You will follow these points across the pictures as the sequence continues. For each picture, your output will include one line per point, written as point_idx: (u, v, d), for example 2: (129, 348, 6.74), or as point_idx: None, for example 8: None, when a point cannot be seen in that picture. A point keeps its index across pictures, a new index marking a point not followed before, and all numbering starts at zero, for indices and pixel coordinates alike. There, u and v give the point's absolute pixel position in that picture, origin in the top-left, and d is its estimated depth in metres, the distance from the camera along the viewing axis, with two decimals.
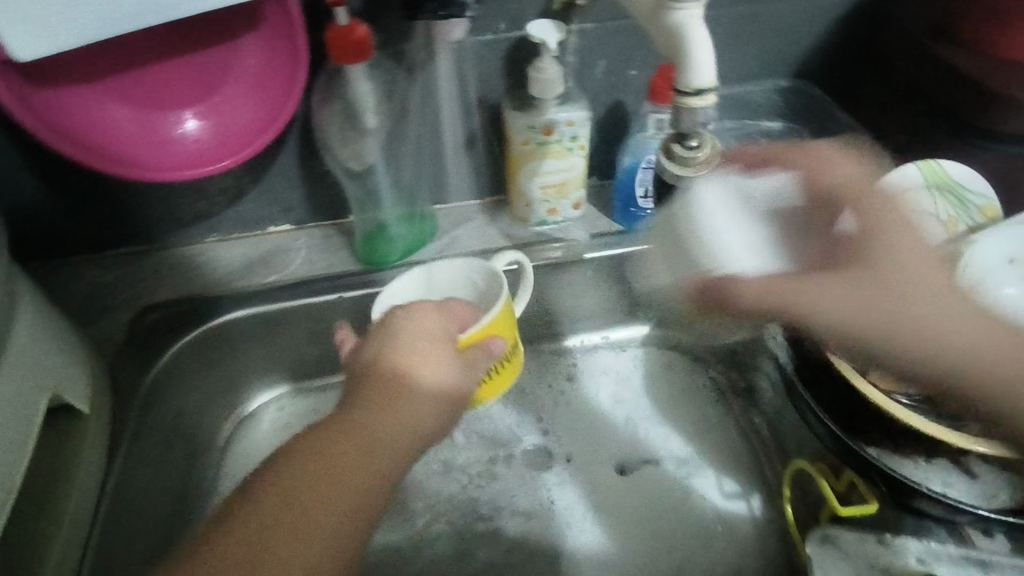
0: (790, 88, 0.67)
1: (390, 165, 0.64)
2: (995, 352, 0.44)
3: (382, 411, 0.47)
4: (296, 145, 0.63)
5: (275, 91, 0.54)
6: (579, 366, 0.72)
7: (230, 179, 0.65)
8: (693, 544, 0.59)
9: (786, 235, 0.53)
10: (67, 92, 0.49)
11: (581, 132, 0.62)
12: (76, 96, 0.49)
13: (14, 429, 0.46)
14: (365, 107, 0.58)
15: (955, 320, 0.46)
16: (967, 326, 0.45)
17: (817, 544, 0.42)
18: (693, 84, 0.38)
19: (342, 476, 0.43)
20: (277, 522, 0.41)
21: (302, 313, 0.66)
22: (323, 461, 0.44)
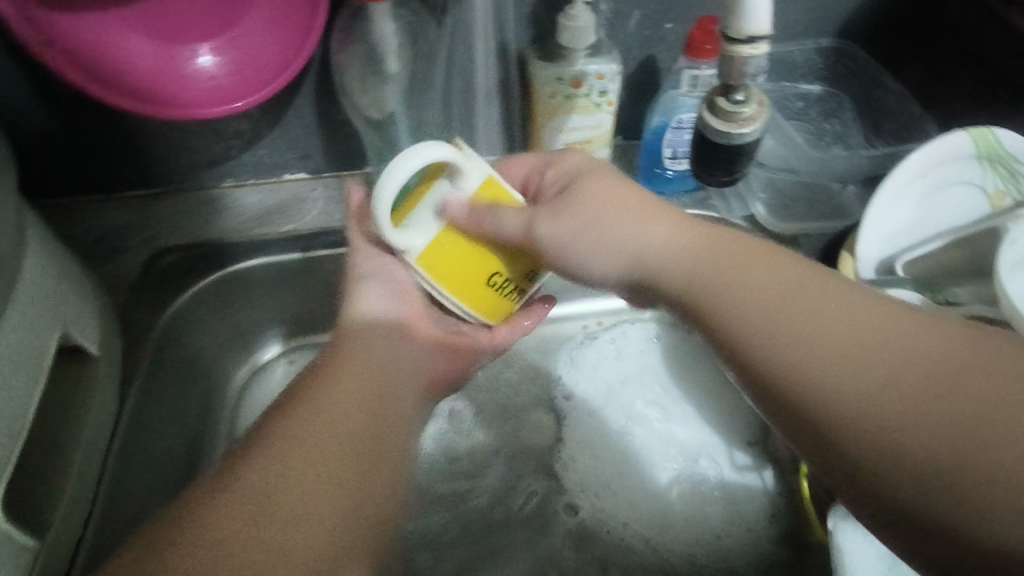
0: (831, 48, 0.62)
1: (412, 111, 0.62)
2: (856, 354, 0.31)
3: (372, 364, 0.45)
4: (316, 87, 0.61)
5: (295, 24, 0.51)
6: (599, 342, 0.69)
7: (246, 124, 0.63)
8: (710, 508, 0.59)
9: (875, 209, 0.49)
10: (83, 17, 0.46)
11: (610, 86, 0.60)
12: (90, 20, 0.46)
13: (32, 361, 0.45)
14: (388, 50, 0.56)
15: (843, 349, 0.31)
16: (867, 347, 0.31)
17: (839, 516, 0.42)
18: (743, 30, 0.36)
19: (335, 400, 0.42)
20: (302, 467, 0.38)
21: (319, 264, 0.65)
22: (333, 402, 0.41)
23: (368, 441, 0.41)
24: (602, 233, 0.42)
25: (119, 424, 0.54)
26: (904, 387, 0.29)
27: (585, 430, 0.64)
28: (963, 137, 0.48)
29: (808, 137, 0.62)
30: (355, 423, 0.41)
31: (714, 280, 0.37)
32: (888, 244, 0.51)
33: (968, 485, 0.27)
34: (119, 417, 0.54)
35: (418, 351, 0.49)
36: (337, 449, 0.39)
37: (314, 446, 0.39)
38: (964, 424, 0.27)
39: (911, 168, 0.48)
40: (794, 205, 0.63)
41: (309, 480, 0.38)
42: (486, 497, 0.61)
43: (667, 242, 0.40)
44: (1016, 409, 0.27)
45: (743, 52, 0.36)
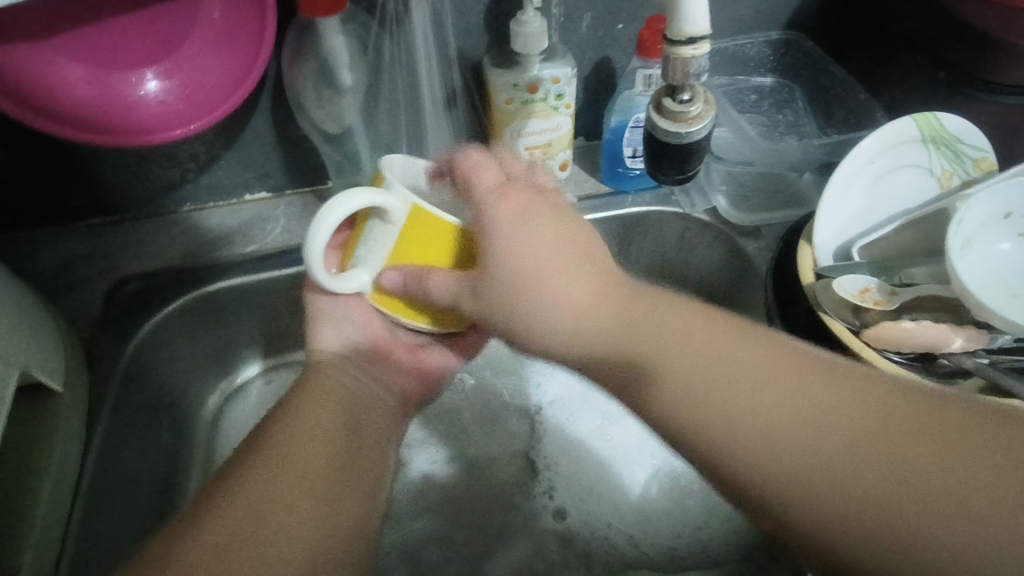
0: (780, 41, 0.65)
1: (371, 125, 0.62)
2: (810, 431, 0.29)
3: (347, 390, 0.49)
4: (271, 105, 0.60)
5: (243, 44, 0.52)
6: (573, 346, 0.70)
7: (203, 144, 0.62)
8: (688, 499, 0.60)
9: (829, 195, 0.50)
10: (19, 49, 0.44)
11: (566, 89, 0.60)
12: (26, 50, 0.44)
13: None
14: (340, 64, 0.56)
15: (798, 428, 0.29)
16: (822, 425, 0.29)
17: None
18: (685, 30, 0.35)
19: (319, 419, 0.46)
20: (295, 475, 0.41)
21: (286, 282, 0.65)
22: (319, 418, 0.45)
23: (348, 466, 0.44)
24: (522, 310, 0.38)
25: (87, 458, 0.53)
26: (864, 450, 0.27)
27: (562, 432, 0.64)
28: (909, 121, 0.50)
29: (763, 129, 0.63)
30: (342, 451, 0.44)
31: (649, 350, 0.35)
32: (844, 231, 0.52)
33: (877, 514, 0.26)
34: (86, 453, 0.53)
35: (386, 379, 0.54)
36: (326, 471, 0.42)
37: (301, 467, 0.41)
38: (903, 469, 0.26)
39: (861, 152, 0.50)
40: (753, 197, 0.65)
41: (296, 496, 0.40)
42: (467, 503, 0.61)
43: (577, 318, 0.37)
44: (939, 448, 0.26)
45: (684, 52, 0.36)
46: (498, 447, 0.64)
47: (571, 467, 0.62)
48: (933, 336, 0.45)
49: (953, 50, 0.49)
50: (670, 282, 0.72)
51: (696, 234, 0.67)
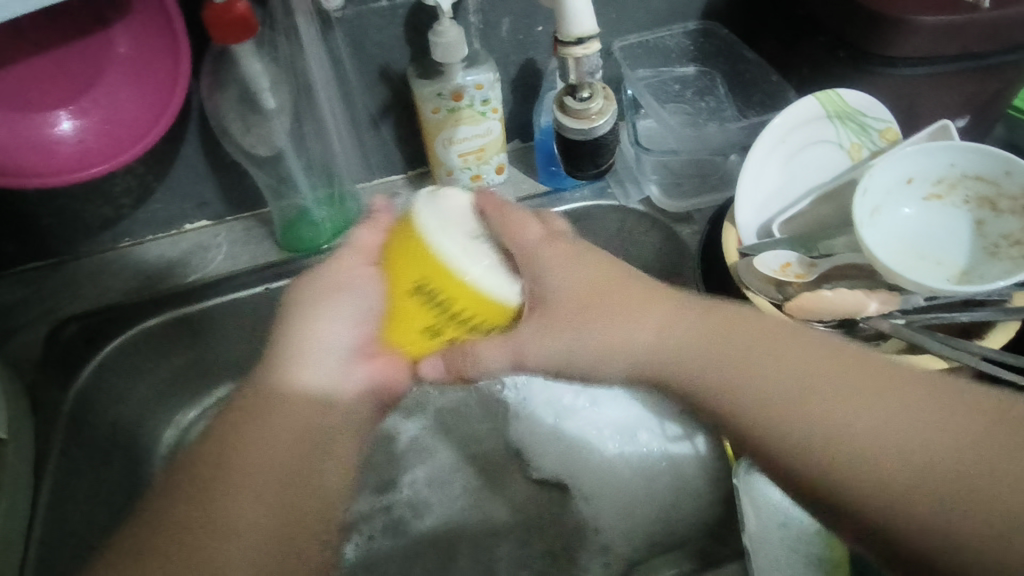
0: (697, 31, 0.68)
1: (302, 145, 0.63)
2: (890, 427, 0.34)
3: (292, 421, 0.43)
4: (199, 133, 0.61)
5: (159, 77, 0.51)
6: None
7: (136, 179, 0.62)
8: (647, 480, 0.62)
9: (746, 177, 0.52)
10: None
11: (491, 94, 0.61)
12: None
13: None
14: (262, 88, 0.56)
15: (870, 422, 0.35)
16: (881, 421, 0.35)
17: (745, 474, 0.43)
18: (572, 33, 0.37)
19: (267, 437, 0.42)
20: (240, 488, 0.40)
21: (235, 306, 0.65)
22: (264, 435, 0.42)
23: (305, 458, 0.43)
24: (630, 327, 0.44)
25: (39, 495, 0.53)
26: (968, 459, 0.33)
27: (523, 424, 0.66)
28: (813, 98, 0.52)
29: (687, 117, 0.65)
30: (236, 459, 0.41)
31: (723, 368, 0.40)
32: (764, 209, 0.54)
33: (918, 493, 0.32)
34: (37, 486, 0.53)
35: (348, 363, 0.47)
36: (222, 473, 0.40)
37: (267, 462, 0.41)
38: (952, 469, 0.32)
39: (774, 130, 0.52)
40: (685, 182, 0.67)
41: (254, 491, 0.40)
42: (431, 506, 0.63)
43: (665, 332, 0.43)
44: (981, 449, 0.33)
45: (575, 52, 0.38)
46: (460, 447, 0.66)
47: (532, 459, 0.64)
48: (849, 302, 0.47)
49: (849, 28, 0.51)
50: None
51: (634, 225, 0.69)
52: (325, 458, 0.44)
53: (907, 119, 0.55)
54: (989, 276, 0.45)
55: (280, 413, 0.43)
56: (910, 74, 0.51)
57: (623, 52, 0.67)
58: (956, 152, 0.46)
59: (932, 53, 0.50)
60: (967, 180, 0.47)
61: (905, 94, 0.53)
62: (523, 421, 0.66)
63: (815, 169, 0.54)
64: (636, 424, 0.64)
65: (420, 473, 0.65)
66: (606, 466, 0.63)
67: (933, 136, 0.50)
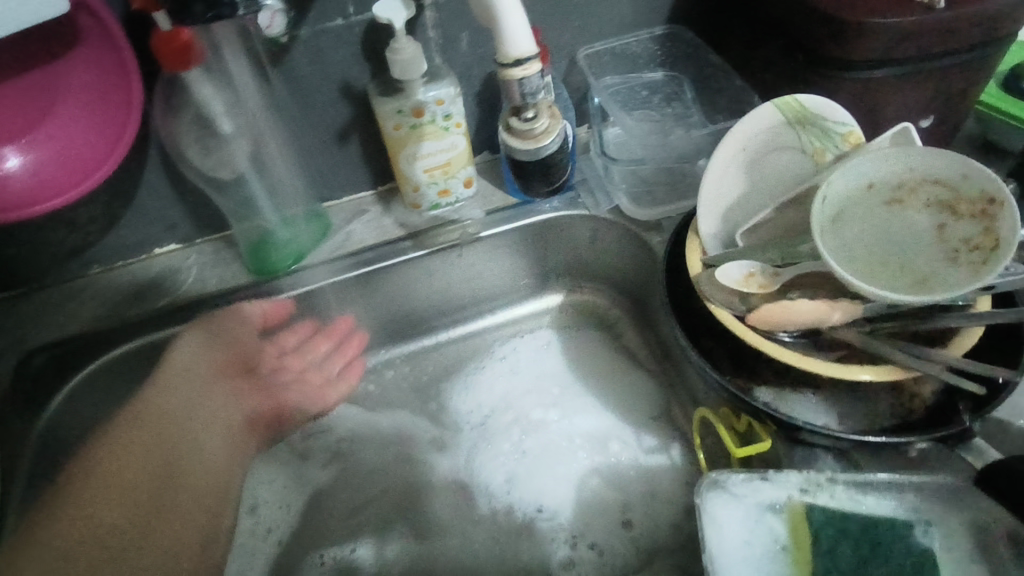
0: (663, 35, 0.67)
1: (266, 168, 0.62)
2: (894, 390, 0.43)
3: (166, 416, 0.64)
4: (160, 159, 0.60)
5: (111, 106, 0.51)
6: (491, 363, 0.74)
7: (99, 207, 0.62)
8: (617, 487, 0.64)
9: (705, 187, 0.52)
10: None
11: (453, 109, 0.61)
12: None
13: None
14: (217, 113, 0.56)
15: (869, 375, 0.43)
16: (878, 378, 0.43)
17: (707, 490, 0.43)
18: (511, 54, 0.37)
19: (135, 436, 0.62)
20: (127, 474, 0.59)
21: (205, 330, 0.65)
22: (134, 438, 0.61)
23: (161, 474, 0.61)
24: None
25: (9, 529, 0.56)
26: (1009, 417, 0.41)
27: (491, 436, 0.69)
28: (770, 104, 0.52)
29: (654, 124, 0.64)
30: (88, 488, 0.58)
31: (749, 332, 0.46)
32: (724, 217, 0.54)
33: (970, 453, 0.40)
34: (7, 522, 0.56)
35: (237, 401, 0.69)
36: (114, 487, 0.59)
37: (123, 485, 0.59)
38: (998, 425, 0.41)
39: (732, 138, 0.52)
40: (656, 190, 0.66)
41: (142, 499, 0.59)
42: (410, 522, 0.65)
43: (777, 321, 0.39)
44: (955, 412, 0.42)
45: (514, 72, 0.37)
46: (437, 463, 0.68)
47: (509, 469, 0.66)
48: (812, 312, 0.46)
49: (808, 32, 0.51)
50: (590, 281, 0.76)
51: (605, 233, 0.69)
52: (212, 440, 0.66)
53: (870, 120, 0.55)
54: (951, 282, 0.44)
55: (157, 413, 0.64)
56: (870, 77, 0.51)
57: (588, 59, 0.66)
58: (915, 157, 0.45)
59: (891, 56, 0.49)
60: (927, 184, 0.46)
61: (865, 96, 0.53)
62: (496, 433, 0.69)
63: (778, 176, 0.54)
64: (607, 433, 0.67)
65: (398, 490, 0.67)
66: (580, 474, 0.65)
67: (894, 139, 0.49)
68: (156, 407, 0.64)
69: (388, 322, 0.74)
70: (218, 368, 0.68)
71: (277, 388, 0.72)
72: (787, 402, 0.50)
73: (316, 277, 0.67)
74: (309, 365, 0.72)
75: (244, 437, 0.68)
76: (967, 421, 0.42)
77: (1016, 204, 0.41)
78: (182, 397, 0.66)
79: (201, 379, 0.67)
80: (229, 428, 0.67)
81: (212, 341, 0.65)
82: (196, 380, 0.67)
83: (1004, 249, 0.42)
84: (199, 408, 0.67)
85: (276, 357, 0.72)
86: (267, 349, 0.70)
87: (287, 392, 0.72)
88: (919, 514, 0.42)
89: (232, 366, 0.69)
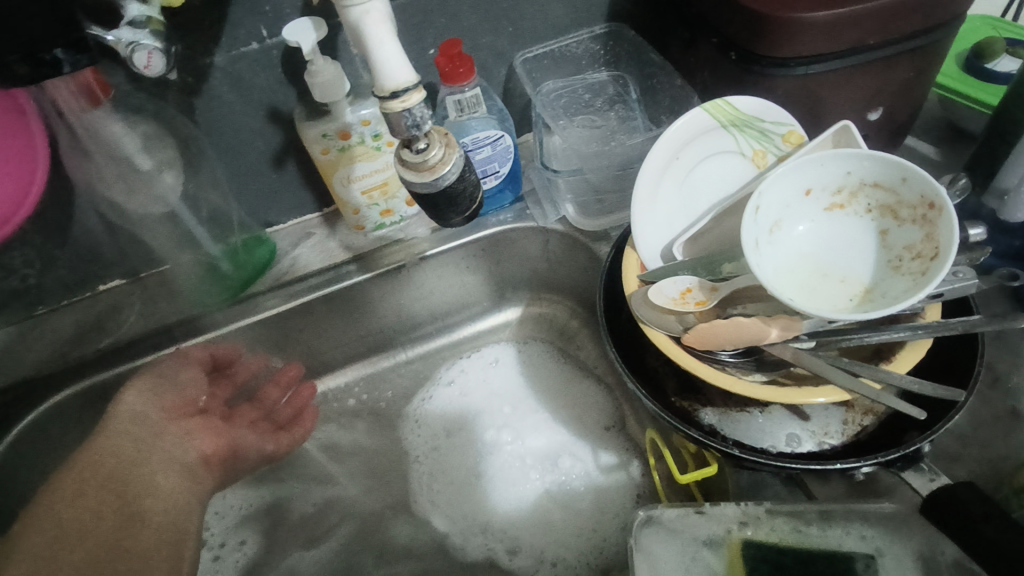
0: (604, 34, 0.64)
1: (198, 199, 0.60)
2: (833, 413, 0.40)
3: (113, 461, 0.53)
4: (87, 198, 0.58)
5: (15, 155, 0.50)
6: (446, 386, 0.73)
7: (32, 250, 0.60)
8: (573, 504, 0.63)
9: (640, 197, 0.48)
10: None
11: (382, 128, 0.58)
12: None
13: None
14: (132, 151, 0.53)
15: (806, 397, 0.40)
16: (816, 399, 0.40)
17: (640, 528, 0.42)
18: (386, 87, 0.35)
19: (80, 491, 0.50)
20: (54, 551, 0.46)
21: (172, 362, 0.60)
22: (67, 498, 0.50)
23: (115, 517, 0.49)
24: None
25: None
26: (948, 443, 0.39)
27: (444, 460, 0.68)
28: (700, 107, 0.49)
29: (597, 131, 0.61)
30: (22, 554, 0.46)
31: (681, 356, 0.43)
32: (665, 231, 0.50)
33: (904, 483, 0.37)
34: None
35: (188, 443, 0.58)
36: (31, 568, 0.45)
37: (81, 536, 0.48)
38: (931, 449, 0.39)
39: (665, 146, 0.48)
40: (607, 198, 0.63)
41: None
42: (372, 550, 0.64)
43: None
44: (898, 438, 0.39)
45: (393, 105, 0.35)
46: (399, 487, 0.68)
47: (466, 496, 0.66)
48: (748, 330, 0.43)
49: (740, 30, 0.47)
50: (548, 291, 0.74)
51: (555, 244, 0.67)
52: (149, 492, 0.52)
53: (812, 118, 0.52)
54: (891, 294, 0.41)
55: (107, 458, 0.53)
56: (807, 74, 0.48)
57: (526, 64, 0.63)
58: (851, 161, 0.42)
59: (825, 50, 0.46)
60: (866, 187, 0.43)
61: (806, 94, 0.50)
62: (454, 457, 0.68)
63: (718, 182, 0.51)
64: (559, 450, 0.66)
65: (358, 518, 0.66)
66: (536, 495, 0.64)
67: (836, 137, 0.46)
68: (99, 454, 0.53)
69: (341, 347, 0.72)
70: (168, 412, 0.58)
71: (232, 429, 0.63)
72: (733, 423, 0.47)
73: (261, 307, 0.65)
74: (264, 413, 0.67)
75: (199, 475, 0.56)
76: (922, 441, 0.39)
77: (953, 210, 0.38)
78: (133, 438, 0.55)
79: (149, 423, 0.56)
80: (184, 471, 0.55)
81: (156, 387, 0.58)
82: (144, 424, 0.56)
83: (943, 258, 0.39)
84: (148, 452, 0.54)
85: (224, 407, 0.65)
86: (217, 393, 0.65)
87: (237, 431, 0.63)
88: (867, 544, 0.39)
89: (181, 408, 0.60)
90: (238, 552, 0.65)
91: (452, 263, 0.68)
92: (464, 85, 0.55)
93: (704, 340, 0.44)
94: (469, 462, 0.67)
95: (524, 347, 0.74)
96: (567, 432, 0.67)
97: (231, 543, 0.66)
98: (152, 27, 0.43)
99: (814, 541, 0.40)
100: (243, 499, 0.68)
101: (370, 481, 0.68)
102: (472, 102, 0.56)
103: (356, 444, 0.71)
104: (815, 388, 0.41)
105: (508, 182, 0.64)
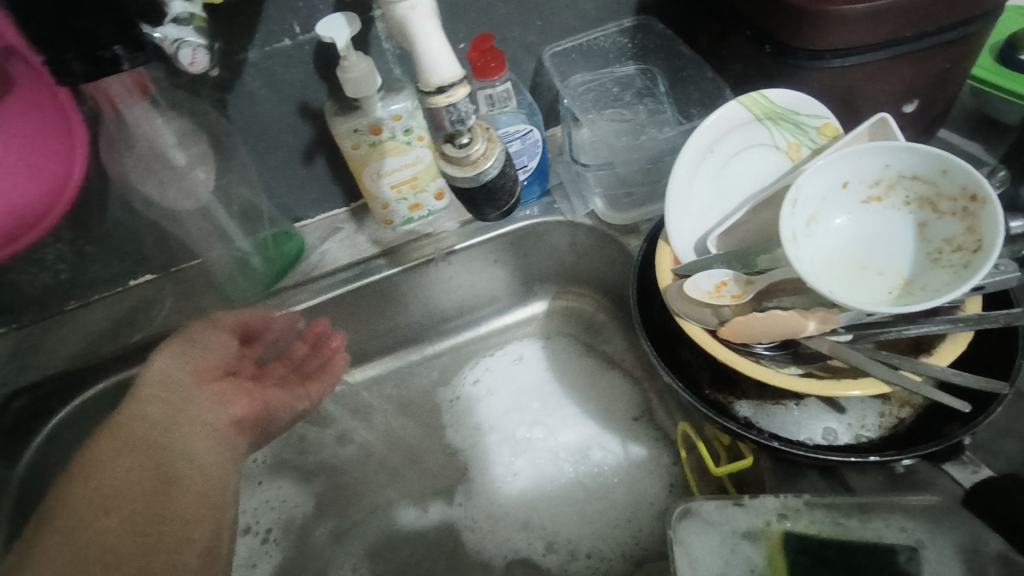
0: (633, 27, 0.63)
1: (230, 194, 0.61)
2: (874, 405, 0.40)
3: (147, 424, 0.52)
4: (122, 194, 0.59)
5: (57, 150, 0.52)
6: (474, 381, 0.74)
7: (67, 246, 0.61)
8: (603, 495, 0.64)
9: (674, 190, 0.48)
10: None
11: (413, 123, 0.58)
12: None
13: None
14: (168, 146, 0.54)
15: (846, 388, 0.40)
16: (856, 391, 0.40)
17: (680, 520, 0.42)
18: (432, 81, 0.36)
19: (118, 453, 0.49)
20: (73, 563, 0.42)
21: (204, 328, 0.60)
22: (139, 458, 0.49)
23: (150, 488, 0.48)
24: None
25: None
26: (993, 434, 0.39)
27: (475, 453, 0.69)
28: (736, 99, 0.49)
29: (626, 124, 0.61)
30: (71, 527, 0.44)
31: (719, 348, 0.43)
32: (698, 224, 0.51)
33: None
34: None
35: (222, 406, 0.57)
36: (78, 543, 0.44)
37: (119, 488, 0.47)
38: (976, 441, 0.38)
39: (701, 138, 0.48)
40: (636, 191, 0.63)
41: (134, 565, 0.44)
42: (404, 539, 0.65)
43: None
44: None
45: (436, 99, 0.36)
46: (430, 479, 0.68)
47: (497, 488, 0.66)
48: (786, 323, 0.43)
49: (776, 23, 0.47)
50: (574, 285, 0.75)
51: (584, 238, 0.67)
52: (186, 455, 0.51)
53: (846, 109, 0.51)
54: (932, 287, 0.41)
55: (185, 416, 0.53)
56: (843, 66, 0.47)
57: (555, 58, 0.63)
58: (890, 154, 0.42)
59: (862, 42, 0.45)
60: (905, 180, 0.43)
61: (841, 86, 0.49)
62: (485, 450, 0.69)
63: (752, 175, 0.51)
64: (587, 443, 0.67)
65: (390, 507, 0.67)
66: (568, 487, 0.65)
67: (874, 129, 0.46)
68: (136, 415, 0.52)
69: (370, 340, 0.73)
70: (197, 376, 0.57)
71: (262, 389, 0.61)
72: (769, 416, 0.47)
73: (292, 300, 0.65)
74: (292, 367, 0.64)
75: (233, 437, 0.55)
76: (965, 434, 0.39)
77: (997, 202, 0.38)
78: (163, 403, 0.54)
79: (180, 388, 0.55)
80: (218, 433, 0.54)
81: (186, 349, 0.58)
82: (174, 389, 0.55)
83: (987, 250, 0.38)
84: (180, 417, 0.53)
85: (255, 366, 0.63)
86: (248, 353, 0.62)
87: (270, 390, 0.61)
88: (909, 536, 0.39)
89: (210, 372, 0.59)
90: (272, 541, 0.66)
91: (481, 258, 0.69)
92: (496, 78, 0.55)
93: (740, 332, 0.44)
94: (502, 455, 0.68)
95: (550, 341, 0.75)
96: (595, 424, 0.68)
97: (264, 532, 0.66)
98: (194, 24, 0.43)
99: (859, 533, 0.40)
100: (275, 490, 0.68)
101: (402, 471, 0.69)
102: (502, 96, 0.56)
103: (386, 436, 0.71)
104: (853, 381, 0.41)
105: (536, 177, 0.64)
